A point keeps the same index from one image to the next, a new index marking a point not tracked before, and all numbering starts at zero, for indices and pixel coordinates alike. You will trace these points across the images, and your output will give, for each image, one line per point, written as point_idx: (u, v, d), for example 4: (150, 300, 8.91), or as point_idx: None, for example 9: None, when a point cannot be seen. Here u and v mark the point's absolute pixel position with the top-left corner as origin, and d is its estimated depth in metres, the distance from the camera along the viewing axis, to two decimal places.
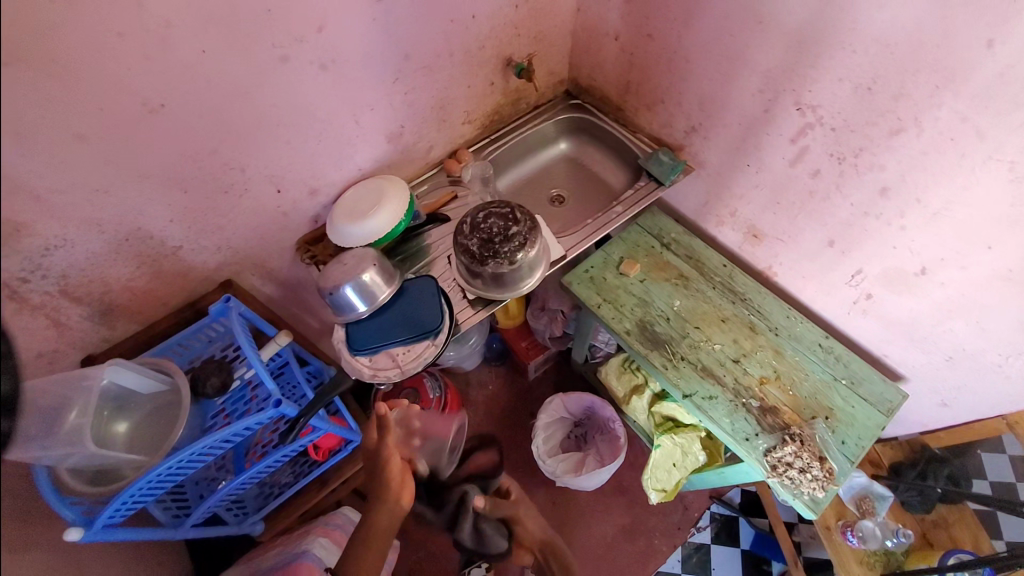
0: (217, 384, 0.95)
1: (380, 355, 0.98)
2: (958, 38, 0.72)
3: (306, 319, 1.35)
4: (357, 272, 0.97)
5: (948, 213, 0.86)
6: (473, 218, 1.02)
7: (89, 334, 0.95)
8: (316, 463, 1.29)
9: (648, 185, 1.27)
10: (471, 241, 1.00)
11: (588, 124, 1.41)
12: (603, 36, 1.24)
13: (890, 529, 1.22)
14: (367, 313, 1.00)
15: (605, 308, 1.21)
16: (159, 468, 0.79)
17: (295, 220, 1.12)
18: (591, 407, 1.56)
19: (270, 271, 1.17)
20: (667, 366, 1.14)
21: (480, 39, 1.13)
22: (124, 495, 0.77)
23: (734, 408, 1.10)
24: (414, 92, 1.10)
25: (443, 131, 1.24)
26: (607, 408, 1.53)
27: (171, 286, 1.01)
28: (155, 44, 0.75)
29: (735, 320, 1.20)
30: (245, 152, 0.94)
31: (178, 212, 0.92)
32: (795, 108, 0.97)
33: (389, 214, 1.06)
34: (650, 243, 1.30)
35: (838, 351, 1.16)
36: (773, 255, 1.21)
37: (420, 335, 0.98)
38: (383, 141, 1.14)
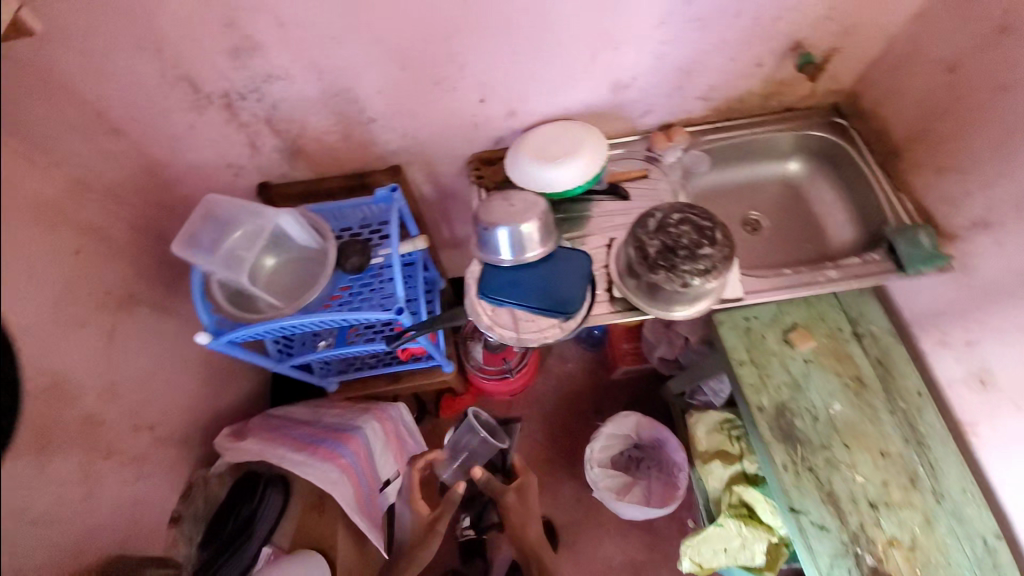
0: (354, 266, 0.94)
1: (503, 310, 0.90)
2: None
3: (440, 228, 1.33)
4: (520, 218, 0.88)
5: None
6: (664, 215, 0.86)
7: (275, 165, 1.03)
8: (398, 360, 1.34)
9: (882, 262, 1.01)
10: (652, 241, 0.84)
11: (841, 157, 1.15)
12: (933, 59, 0.95)
13: None
14: (510, 263, 0.92)
15: (747, 370, 1.04)
16: (280, 323, 0.84)
17: (481, 135, 1.05)
18: (661, 442, 1.45)
19: (436, 173, 1.14)
20: (788, 467, 0.98)
21: (781, 8, 0.93)
22: (247, 331, 0.84)
23: (842, 552, 0.92)
24: (670, 45, 0.94)
25: (671, 99, 1.06)
26: (678, 453, 1.40)
27: (353, 151, 1.03)
28: None
29: (897, 460, 0.98)
30: (471, 50, 0.86)
31: (388, 86, 0.90)
32: None
33: (574, 171, 0.94)
34: (838, 325, 1.10)
35: (1003, 561, 0.91)
36: (994, 416, 0.94)
37: (551, 311, 0.87)
38: (605, 88, 1.00)
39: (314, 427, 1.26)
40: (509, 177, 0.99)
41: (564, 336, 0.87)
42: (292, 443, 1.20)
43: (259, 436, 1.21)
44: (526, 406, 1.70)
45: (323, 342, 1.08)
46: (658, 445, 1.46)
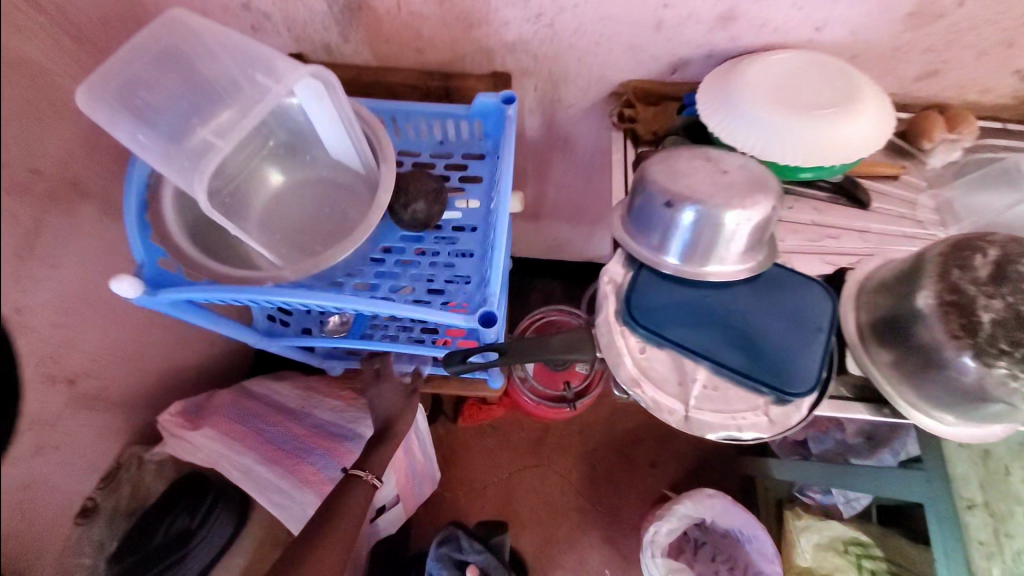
0: (419, 215, 0.58)
1: (662, 356, 0.51)
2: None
3: (527, 186, 0.93)
4: (733, 202, 0.48)
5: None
6: (1002, 258, 0.48)
7: (317, 22, 0.64)
8: None
9: None
10: (991, 303, 0.46)
11: None
12: None
13: None
14: (683, 274, 0.53)
15: (978, 519, 0.68)
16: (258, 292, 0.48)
17: (654, 50, 0.64)
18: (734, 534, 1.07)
19: (557, 101, 0.74)
20: None
21: None
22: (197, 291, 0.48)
23: None
24: None
25: (976, 63, 0.64)
26: (772, 565, 0.98)
27: (446, 28, 0.63)
28: None
29: None
30: None
31: None
32: None
33: (835, 147, 0.52)
34: None
35: None
36: None
37: (754, 381, 0.49)
38: (899, 13, 0.58)
39: (300, 424, 0.89)
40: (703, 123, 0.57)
41: (770, 435, 0.47)
42: (264, 448, 0.85)
43: (220, 428, 0.84)
44: (562, 434, 1.28)
45: (336, 319, 0.72)
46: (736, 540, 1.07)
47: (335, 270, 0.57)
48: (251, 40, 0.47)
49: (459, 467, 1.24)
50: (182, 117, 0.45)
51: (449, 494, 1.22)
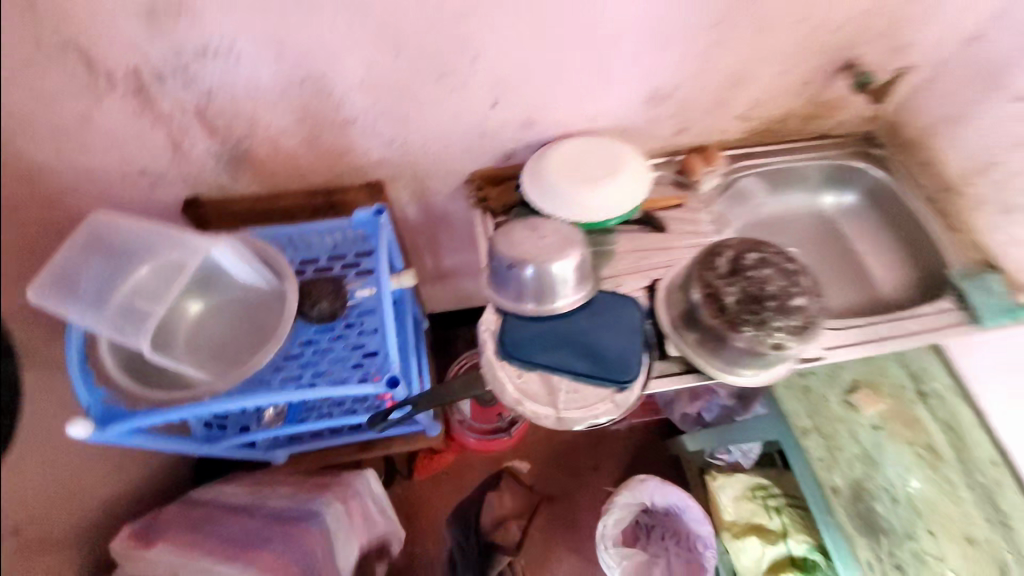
0: (323, 311, 0.72)
1: (533, 376, 0.68)
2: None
3: (424, 256, 1.09)
4: (554, 255, 0.67)
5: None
6: (738, 254, 0.70)
7: (210, 173, 0.78)
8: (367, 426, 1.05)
9: (953, 313, 0.85)
10: (733, 286, 0.67)
11: (880, 190, 1.01)
12: (998, 88, 0.83)
13: None
14: (537, 311, 0.70)
15: (814, 441, 0.87)
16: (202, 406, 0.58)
17: (486, 149, 0.84)
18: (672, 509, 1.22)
19: (426, 193, 0.92)
20: (873, 566, 0.79)
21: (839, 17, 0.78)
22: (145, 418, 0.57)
23: None
24: (718, 50, 0.77)
25: (710, 118, 0.90)
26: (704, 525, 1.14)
27: (320, 160, 0.80)
28: None
29: (988, 549, 0.82)
30: (488, 33, 0.67)
31: (374, 75, 0.69)
32: None
33: (619, 200, 0.77)
34: (901, 382, 0.93)
35: None
36: None
37: (599, 377, 0.67)
38: (643, 98, 0.82)
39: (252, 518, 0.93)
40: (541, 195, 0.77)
41: (618, 414, 0.65)
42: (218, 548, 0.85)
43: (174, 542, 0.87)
44: (512, 465, 1.40)
45: (271, 412, 0.81)
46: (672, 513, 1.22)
47: (263, 370, 0.68)
48: (173, 226, 0.63)
49: (423, 519, 1.32)
50: (107, 281, 0.57)
51: (419, 548, 1.28)
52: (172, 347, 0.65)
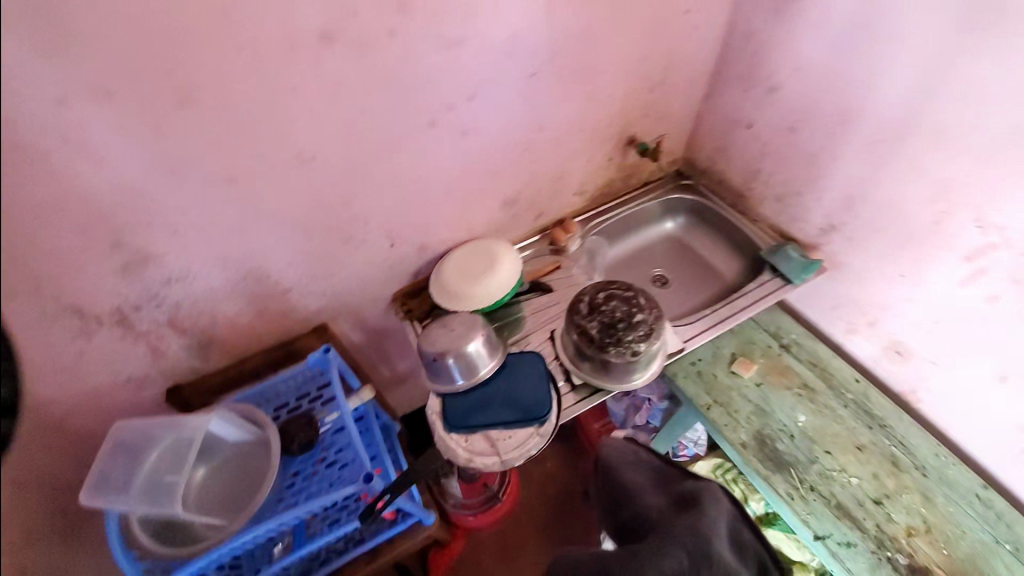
0: (302, 441, 0.90)
1: (477, 436, 0.88)
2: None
3: (378, 367, 1.29)
4: (464, 340, 0.90)
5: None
6: (592, 297, 0.95)
7: (184, 364, 0.96)
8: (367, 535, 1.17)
9: (773, 281, 1.15)
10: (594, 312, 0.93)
11: (700, 207, 1.33)
12: (735, 124, 1.16)
13: None
14: (467, 385, 0.91)
15: (717, 412, 1.09)
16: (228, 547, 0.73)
17: (397, 274, 1.09)
18: None
19: (363, 319, 1.14)
20: (793, 495, 0.98)
21: (608, 118, 1.09)
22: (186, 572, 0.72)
23: (877, 563, 0.91)
24: (539, 161, 1.07)
25: (554, 200, 1.20)
26: None
27: (270, 324, 1.01)
28: (325, 99, 0.74)
29: (874, 450, 1.02)
30: (372, 205, 0.92)
31: (299, 256, 0.92)
32: (974, 225, 0.84)
33: (504, 282, 1.02)
34: (767, 342, 1.18)
35: (1000, 508, 0.96)
36: (922, 379, 1.04)
37: (524, 419, 0.88)
38: (499, 205, 1.11)
39: None
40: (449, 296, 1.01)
41: (546, 441, 0.86)
42: None
43: None
44: (517, 526, 1.51)
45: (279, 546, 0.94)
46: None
47: (266, 506, 0.84)
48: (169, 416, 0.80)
49: None
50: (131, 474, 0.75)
51: None
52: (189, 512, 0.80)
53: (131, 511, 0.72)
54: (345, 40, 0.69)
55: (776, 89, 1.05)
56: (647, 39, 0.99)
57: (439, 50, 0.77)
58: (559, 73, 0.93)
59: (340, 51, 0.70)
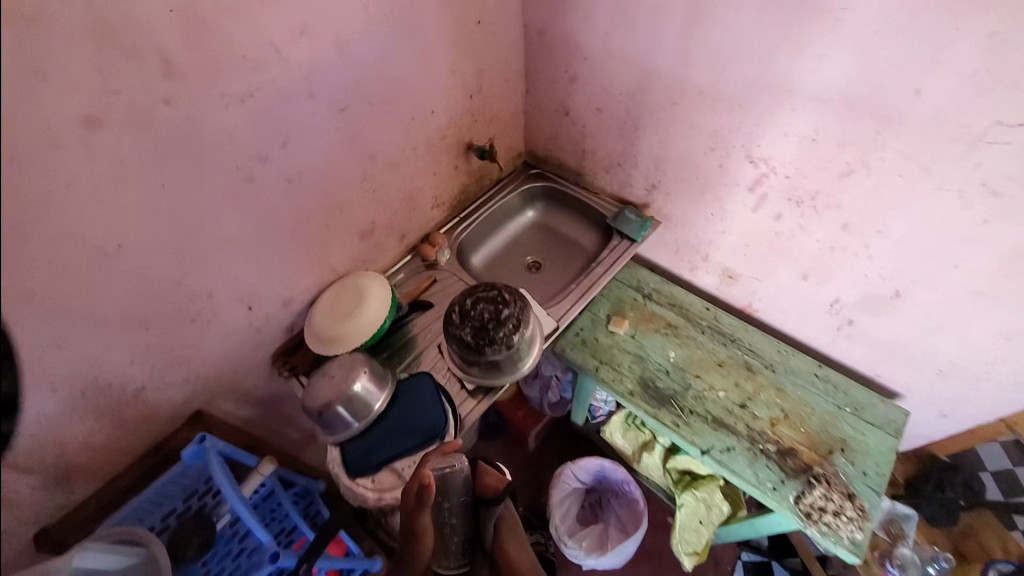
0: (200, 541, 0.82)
1: (384, 472, 0.89)
2: (898, 76, 0.74)
3: (286, 432, 1.25)
4: (347, 384, 0.90)
5: (999, 221, 0.78)
6: (461, 305, 0.99)
7: (41, 507, 0.81)
8: None
9: (621, 243, 1.29)
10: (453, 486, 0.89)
11: (551, 190, 1.44)
12: (554, 112, 1.27)
13: (928, 555, 1.16)
14: (362, 426, 0.91)
15: (604, 371, 1.20)
16: None
17: (268, 334, 1.05)
18: (602, 470, 1.49)
19: (246, 391, 1.08)
20: (678, 423, 1.11)
21: (441, 129, 1.14)
22: None
23: (753, 456, 1.05)
24: (381, 188, 1.08)
25: (413, 220, 1.23)
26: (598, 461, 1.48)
27: (134, 433, 0.90)
28: (109, 184, 0.67)
29: (731, 363, 1.19)
30: (210, 276, 0.86)
31: (143, 350, 0.83)
32: (747, 161, 1.00)
33: (380, 296, 1.05)
34: (633, 296, 1.33)
35: (835, 379, 1.15)
36: (751, 292, 1.24)
37: (426, 440, 0.91)
38: (356, 238, 1.11)
39: None
40: (332, 336, 1.01)
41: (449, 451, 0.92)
42: None
43: None
44: None
45: None
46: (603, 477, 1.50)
47: None
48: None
49: None
50: None
51: None
52: None
53: None
54: (114, 118, 0.64)
55: (577, 79, 1.16)
56: (452, 54, 1.04)
57: (227, 108, 0.75)
58: (373, 102, 0.94)
59: (115, 132, 0.65)
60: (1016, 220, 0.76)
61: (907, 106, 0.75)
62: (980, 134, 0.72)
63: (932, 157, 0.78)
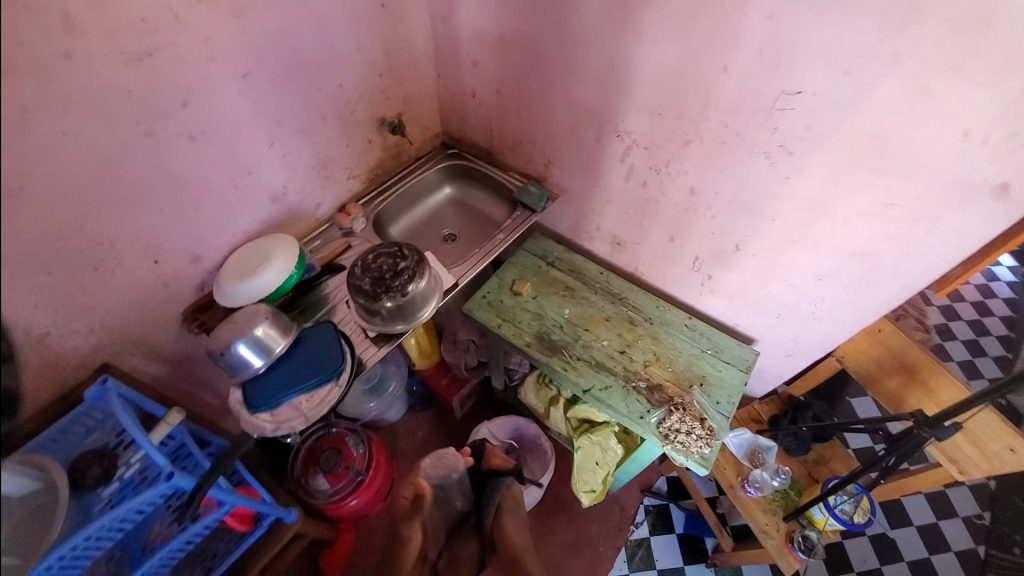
0: (100, 472, 0.86)
1: (281, 407, 0.97)
2: (710, 57, 0.91)
3: (201, 392, 1.30)
4: (249, 327, 0.97)
5: (796, 177, 0.96)
6: (363, 260, 1.10)
7: None
8: (243, 537, 1.12)
9: (523, 213, 1.43)
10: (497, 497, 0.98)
11: (465, 169, 1.56)
12: (462, 94, 1.40)
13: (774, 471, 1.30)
14: (265, 366, 0.99)
15: (505, 327, 1.32)
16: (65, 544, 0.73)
17: (177, 290, 1.11)
18: (518, 428, 1.60)
19: (156, 347, 1.13)
20: (566, 368, 1.25)
21: (350, 103, 1.24)
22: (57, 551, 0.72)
23: (627, 392, 1.21)
24: (292, 155, 1.17)
25: (327, 189, 1.31)
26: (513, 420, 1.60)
27: (35, 378, 0.93)
28: (6, 129, 0.73)
29: (616, 317, 1.35)
30: (114, 225, 0.92)
31: (44, 294, 0.87)
32: (616, 135, 1.16)
33: (286, 252, 1.14)
34: (536, 263, 1.46)
35: (701, 328, 1.33)
36: (636, 257, 1.41)
37: (322, 379, 1.00)
38: (268, 202, 1.18)
39: None
40: (239, 290, 1.08)
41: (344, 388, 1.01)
42: None
43: None
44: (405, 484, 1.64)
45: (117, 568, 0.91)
46: (520, 435, 1.59)
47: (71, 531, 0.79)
48: None
49: None
50: None
51: None
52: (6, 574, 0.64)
53: None
54: (13, 67, 0.70)
55: (477, 63, 1.29)
56: (356, 32, 1.14)
57: (126, 66, 0.82)
58: (277, 71, 1.04)
59: (14, 79, 0.71)
60: (806, 176, 0.94)
61: (718, 82, 0.93)
62: (772, 103, 0.89)
63: (744, 126, 0.95)
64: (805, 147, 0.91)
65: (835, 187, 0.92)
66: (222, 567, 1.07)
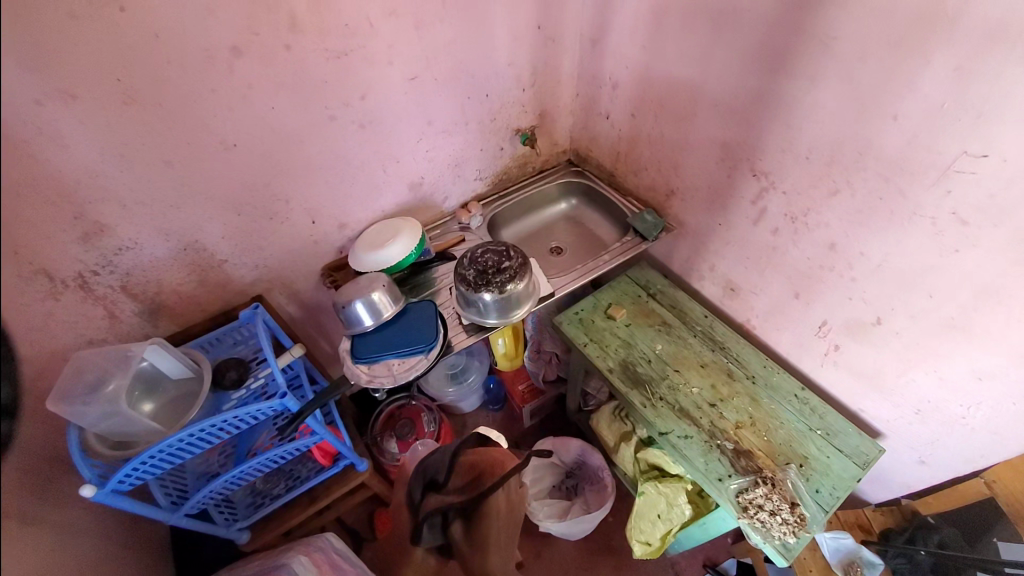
0: (235, 377, 1.03)
1: (377, 365, 1.09)
2: (878, 103, 0.82)
3: (319, 340, 1.50)
4: (368, 290, 1.10)
5: (968, 251, 0.81)
6: (472, 252, 1.18)
7: (137, 329, 1.08)
8: (320, 470, 1.26)
9: (634, 240, 1.41)
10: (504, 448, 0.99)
11: (585, 188, 1.59)
12: (598, 116, 1.44)
13: None
14: (372, 327, 1.12)
15: (591, 347, 1.31)
16: (195, 426, 0.86)
17: (322, 249, 1.30)
18: (582, 455, 1.57)
19: (296, 292, 1.33)
20: (646, 403, 1.19)
21: (493, 112, 1.35)
22: (188, 430, 0.86)
23: (708, 448, 1.12)
24: (435, 151, 1.31)
25: (457, 185, 1.44)
26: (578, 445, 1.56)
27: (211, 294, 1.16)
28: (236, 99, 0.95)
29: (713, 366, 1.25)
30: (289, 186, 1.12)
31: (230, 230, 1.10)
32: (751, 174, 1.09)
33: (411, 233, 1.27)
34: (637, 292, 1.42)
35: (814, 403, 1.17)
36: (750, 308, 1.29)
37: (414, 349, 1.10)
38: (406, 188, 1.34)
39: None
40: (370, 257, 1.23)
41: (431, 363, 1.10)
42: None
43: None
44: None
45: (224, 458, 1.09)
46: (583, 461, 1.56)
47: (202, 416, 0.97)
48: (117, 348, 0.93)
49: None
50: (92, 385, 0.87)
51: None
52: (132, 429, 0.90)
53: (90, 415, 0.85)
54: (252, 54, 0.91)
55: (617, 86, 1.33)
56: (511, 49, 1.25)
57: (326, 60, 1.00)
58: (438, 78, 1.18)
59: (250, 62, 0.92)
60: (981, 252, 0.79)
61: (881, 132, 0.83)
62: (947, 163, 0.77)
63: (906, 183, 0.84)
64: (986, 219, 0.77)
65: (1017, 270, 0.77)
66: (297, 490, 1.22)
